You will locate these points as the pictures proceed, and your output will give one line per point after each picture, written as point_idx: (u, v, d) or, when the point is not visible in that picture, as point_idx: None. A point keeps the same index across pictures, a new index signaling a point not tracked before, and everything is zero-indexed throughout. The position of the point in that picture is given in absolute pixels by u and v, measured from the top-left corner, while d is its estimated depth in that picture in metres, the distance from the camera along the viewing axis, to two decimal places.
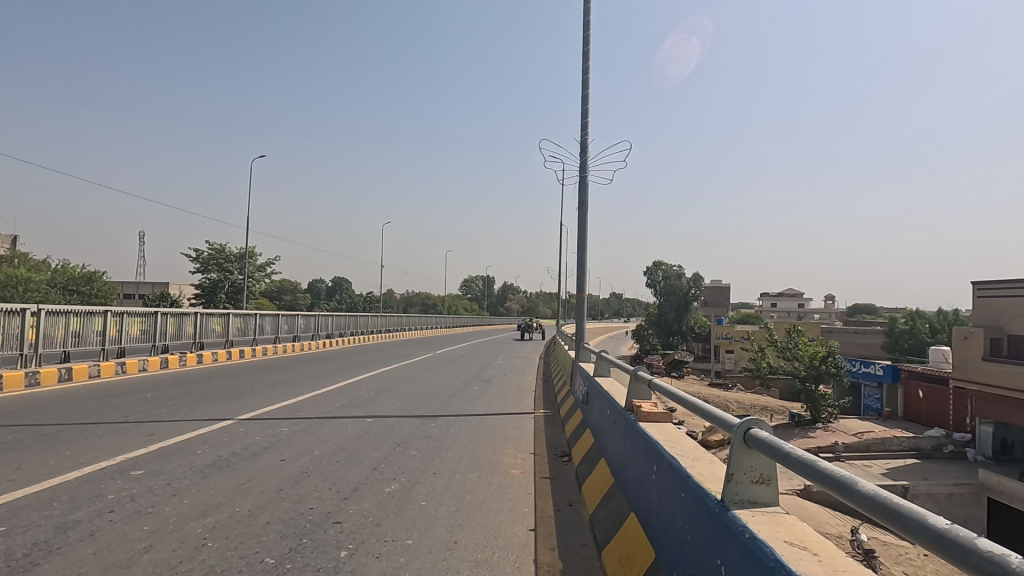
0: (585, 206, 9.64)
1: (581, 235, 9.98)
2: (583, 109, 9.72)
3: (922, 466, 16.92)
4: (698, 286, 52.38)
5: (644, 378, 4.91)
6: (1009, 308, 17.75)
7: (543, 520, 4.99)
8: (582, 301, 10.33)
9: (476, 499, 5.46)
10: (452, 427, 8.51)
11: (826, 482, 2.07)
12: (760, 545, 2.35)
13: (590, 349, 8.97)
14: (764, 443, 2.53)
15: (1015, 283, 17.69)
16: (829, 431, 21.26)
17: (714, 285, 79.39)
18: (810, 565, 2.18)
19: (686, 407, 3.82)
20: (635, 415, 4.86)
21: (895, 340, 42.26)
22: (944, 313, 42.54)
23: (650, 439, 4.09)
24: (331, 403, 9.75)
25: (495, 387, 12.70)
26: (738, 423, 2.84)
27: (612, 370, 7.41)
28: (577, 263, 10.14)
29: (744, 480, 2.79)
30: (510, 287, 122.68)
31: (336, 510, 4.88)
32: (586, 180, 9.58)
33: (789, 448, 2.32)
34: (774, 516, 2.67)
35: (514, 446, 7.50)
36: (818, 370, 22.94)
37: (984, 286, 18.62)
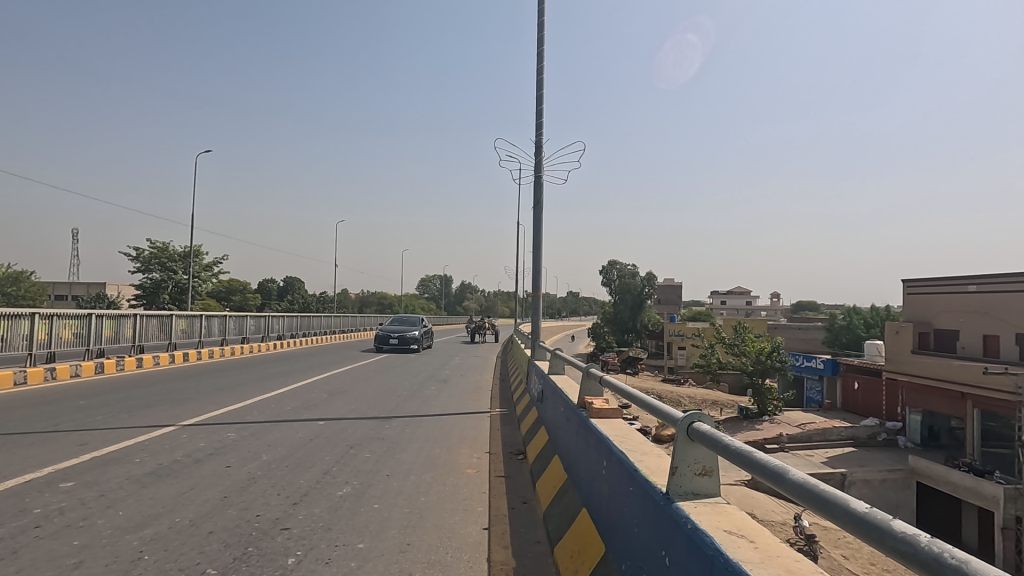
0: (541, 206, 9.67)
1: (536, 234, 10.01)
2: (538, 110, 9.76)
3: (860, 454, 17.83)
4: (652, 285, 53.58)
5: (596, 374, 4.99)
6: (935, 303, 19.02)
7: (497, 519, 4.99)
8: (539, 300, 10.39)
9: (431, 500, 5.40)
10: (407, 428, 8.40)
11: (761, 472, 2.16)
12: (700, 535, 2.43)
13: (546, 347, 9.04)
14: (706, 436, 2.64)
15: (940, 281, 18.97)
16: (774, 423, 22.19)
17: (666, 284, 81.12)
18: (746, 552, 2.26)
19: (637, 403, 3.91)
20: (587, 411, 4.93)
21: (835, 335, 44.60)
22: (878, 310, 44.97)
23: (601, 435, 4.16)
24: (281, 406, 9.48)
25: (451, 387, 12.59)
26: (682, 417, 2.95)
27: (567, 367, 7.50)
28: (533, 261, 10.18)
29: (687, 472, 2.87)
30: (469, 287, 122.00)
31: (285, 516, 4.75)
32: (542, 180, 9.61)
33: (728, 441, 2.41)
34: (716, 507, 2.76)
35: (470, 446, 7.47)
36: (764, 364, 23.92)
37: (913, 283, 19.88)
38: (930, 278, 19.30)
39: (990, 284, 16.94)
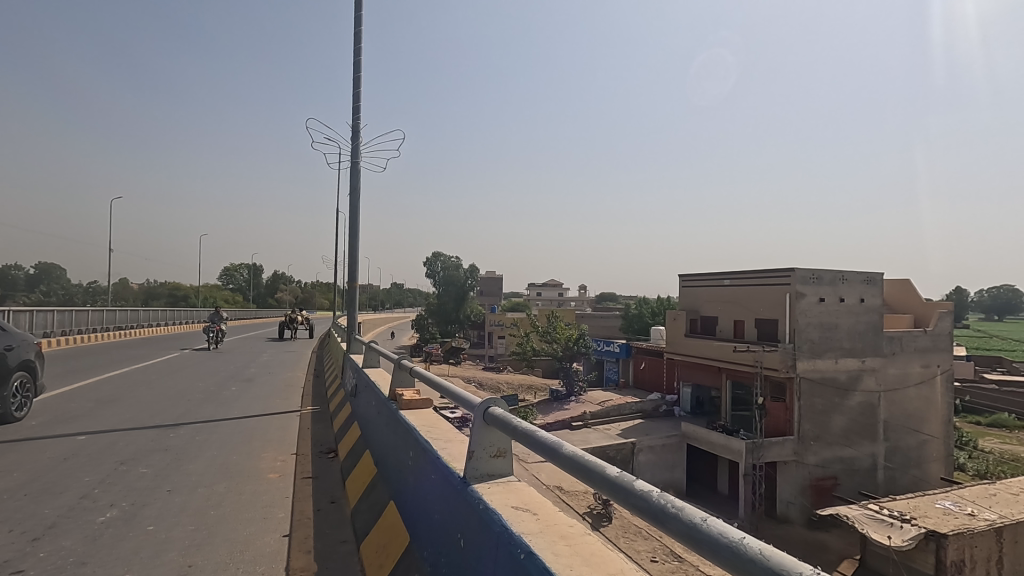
0: (357, 193, 9.29)
1: (352, 223, 9.59)
2: (354, 92, 9.32)
3: (646, 424, 20.65)
4: (474, 277, 55.22)
5: (406, 366, 4.99)
6: (701, 294, 22.77)
7: (301, 524, 4.70)
8: (356, 291, 10.00)
9: (224, 513, 4.87)
10: (198, 435, 7.44)
11: (542, 449, 2.39)
12: (489, 513, 2.57)
13: (361, 339, 8.76)
14: (500, 420, 2.81)
15: (703, 275, 22.75)
16: (579, 402, 24.53)
17: (488, 275, 83.90)
18: (528, 523, 2.46)
19: (444, 393, 3.99)
20: (398, 403, 4.89)
21: (629, 322, 50.93)
22: (662, 300, 52.57)
23: (408, 425, 4.17)
24: (24, 422, 7.68)
25: (256, 386, 11.49)
26: (479, 403, 3.09)
27: (381, 360, 7.37)
28: (348, 251, 9.75)
29: (483, 455, 3.03)
30: (283, 276, 112.22)
31: (19, 558, 3.86)
32: (359, 166, 9.23)
33: (517, 424, 2.62)
34: (507, 485, 2.95)
35: (274, 448, 6.91)
36: (571, 349, 26.28)
37: (687, 277, 23.55)
38: (697, 274, 23.05)
39: (737, 279, 20.77)
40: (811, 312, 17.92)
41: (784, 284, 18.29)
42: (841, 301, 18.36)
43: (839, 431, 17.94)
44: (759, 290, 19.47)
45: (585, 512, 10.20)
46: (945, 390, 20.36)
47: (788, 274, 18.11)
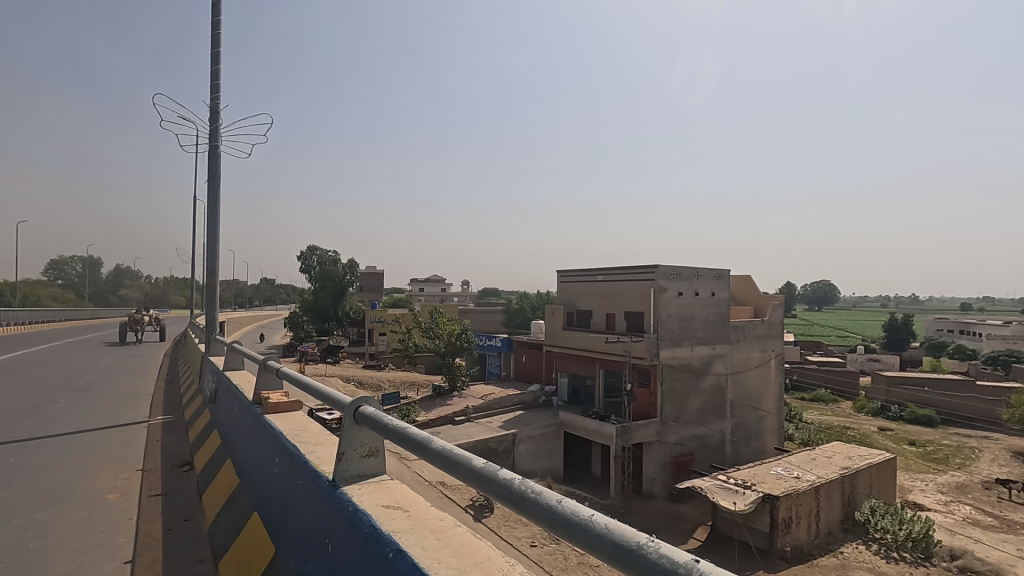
0: (217, 181, 8.50)
1: (211, 213, 8.76)
2: (212, 69, 8.49)
3: (527, 415, 21.33)
4: (353, 273, 52.72)
5: (272, 367, 4.69)
6: (576, 289, 23.99)
7: (147, 548, 4.21)
8: (216, 287, 9.14)
9: (48, 544, 4.21)
10: (13, 456, 6.33)
11: (411, 445, 2.39)
12: (359, 514, 2.51)
13: (222, 340, 8.06)
14: (371, 418, 2.76)
15: (578, 271, 23.96)
16: (462, 397, 24.64)
17: (369, 270, 80.80)
18: (399, 521, 2.44)
19: (314, 394, 3.82)
20: (262, 407, 4.58)
21: (511, 317, 52.05)
22: (541, 295, 54.60)
23: (274, 429, 3.93)
24: None
25: (92, 396, 10.04)
26: (349, 403, 3.01)
27: (246, 362, 6.85)
28: (207, 243, 8.89)
29: (353, 456, 2.95)
30: (128, 271, 98.77)
31: None
32: (219, 151, 8.43)
33: (388, 422, 2.59)
34: (379, 484, 2.91)
35: (114, 465, 6.11)
36: (454, 345, 26.28)
37: (564, 273, 24.66)
38: (573, 269, 24.22)
39: (608, 275, 22.16)
40: (671, 305, 19.67)
41: (649, 279, 19.87)
42: (696, 295, 20.37)
43: (695, 412, 19.96)
44: (628, 285, 20.95)
45: (467, 505, 10.37)
46: (778, 372, 23.50)
47: (653, 270, 19.71)
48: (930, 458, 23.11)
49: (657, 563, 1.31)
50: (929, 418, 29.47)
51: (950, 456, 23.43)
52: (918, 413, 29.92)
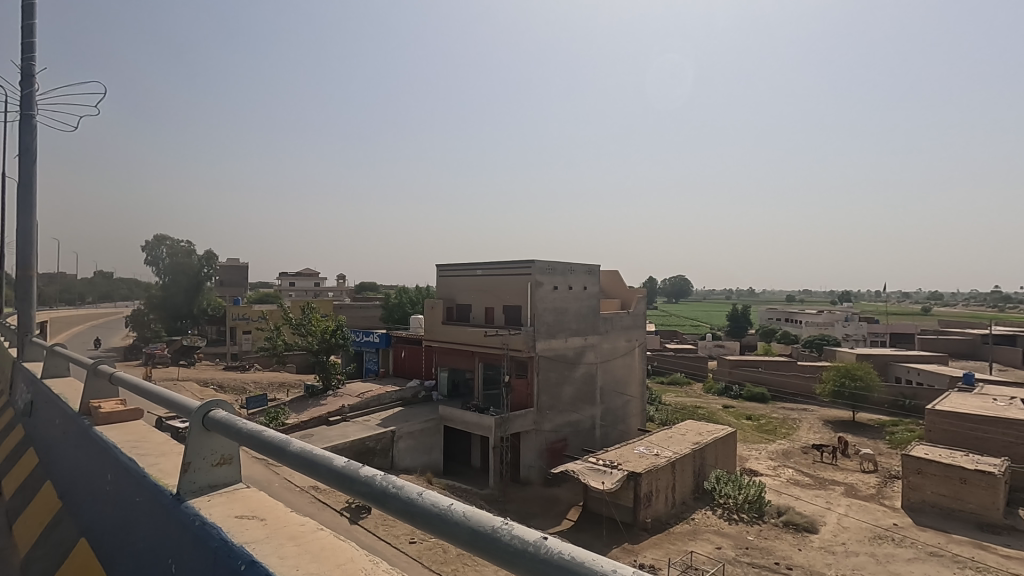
0: (30, 155, 7.23)
1: (24, 194, 7.46)
2: (22, 23, 7.20)
3: (406, 411, 20.99)
4: (211, 266, 47.77)
5: (105, 373, 4.12)
6: (456, 284, 23.99)
7: None
8: (33, 281, 7.82)
9: None
10: None
11: (267, 447, 2.27)
12: (207, 529, 2.30)
13: (40, 343, 6.91)
14: (222, 423, 2.55)
15: (458, 266, 23.95)
16: (337, 396, 23.55)
17: (230, 263, 73.51)
18: (253, 532, 2.28)
19: (157, 400, 3.44)
20: (93, 418, 4.02)
21: (389, 312, 50.66)
22: (421, 290, 53.92)
23: (107, 443, 3.47)
24: None
25: None
26: (198, 407, 2.75)
27: (73, 367, 5.94)
28: (19, 230, 7.56)
29: (203, 465, 2.71)
30: None
31: None
32: (33, 122, 7.19)
33: (242, 425, 2.44)
34: (233, 493, 2.70)
35: None
36: (328, 342, 24.99)
37: (443, 267, 24.55)
38: (452, 264, 24.15)
39: (487, 269, 22.44)
40: (547, 299, 20.48)
41: (526, 274, 20.49)
42: (570, 289, 21.42)
43: (568, 400, 21.04)
44: (506, 279, 21.43)
45: (342, 508, 10.01)
46: (641, 359, 25.55)
47: (530, 265, 20.34)
48: (763, 430, 26.63)
49: (510, 544, 1.37)
50: (762, 395, 33.90)
51: (778, 427, 27.20)
52: (754, 391, 34.33)
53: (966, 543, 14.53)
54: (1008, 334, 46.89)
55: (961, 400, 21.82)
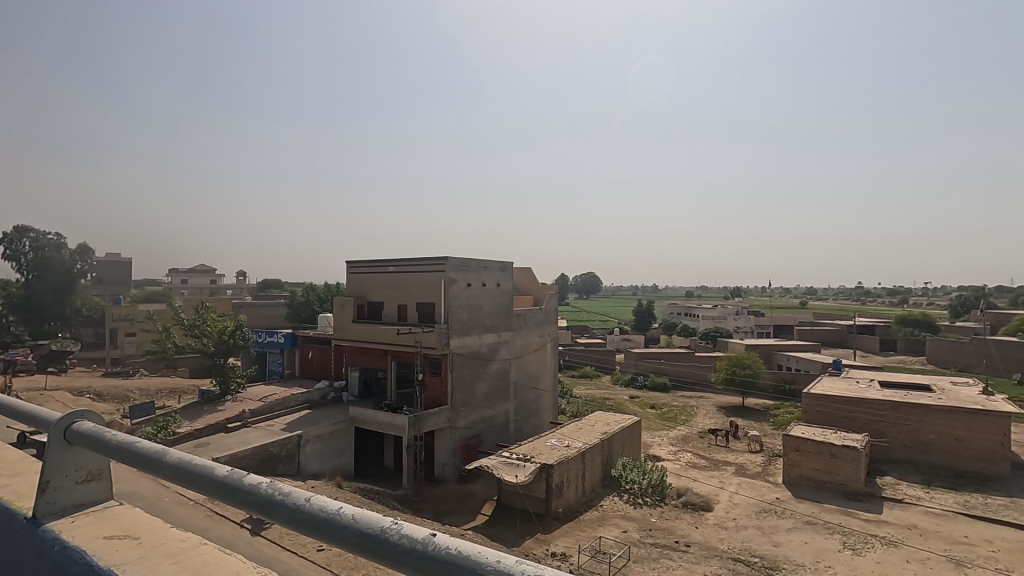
0: None
1: None
2: None
3: (315, 414, 20.11)
4: (85, 261, 43.06)
5: None
6: (367, 281, 23.29)
7: None
8: None
9: None
10: None
11: (140, 461, 2.10)
12: (69, 552, 2.07)
13: None
14: (87, 436, 2.33)
15: (369, 262, 23.24)
16: (237, 400, 22.05)
17: (109, 258, 66.31)
18: (124, 552, 2.10)
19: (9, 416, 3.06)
20: None
21: (295, 311, 48.17)
22: (330, 287, 51.78)
23: None
24: None
25: None
26: (58, 422, 2.49)
27: None
28: None
29: (66, 483, 2.45)
30: None
31: None
32: None
33: (111, 437, 2.24)
34: (102, 515, 2.48)
35: None
36: (226, 343, 23.34)
37: (353, 263, 23.72)
38: (363, 261, 23.41)
39: (400, 266, 21.99)
40: (460, 296, 20.45)
41: (440, 271, 20.32)
42: (484, 286, 21.54)
43: (482, 396, 21.17)
44: (419, 276, 21.13)
45: (242, 519, 9.49)
46: (553, 354, 26.25)
47: (443, 262, 20.20)
48: (665, 418, 28.34)
49: (397, 544, 1.37)
50: (664, 385, 36.07)
51: (678, 414, 29.06)
52: (657, 381, 36.44)
53: (835, 511, 16.36)
54: (868, 324, 53.29)
55: (831, 384, 24.48)
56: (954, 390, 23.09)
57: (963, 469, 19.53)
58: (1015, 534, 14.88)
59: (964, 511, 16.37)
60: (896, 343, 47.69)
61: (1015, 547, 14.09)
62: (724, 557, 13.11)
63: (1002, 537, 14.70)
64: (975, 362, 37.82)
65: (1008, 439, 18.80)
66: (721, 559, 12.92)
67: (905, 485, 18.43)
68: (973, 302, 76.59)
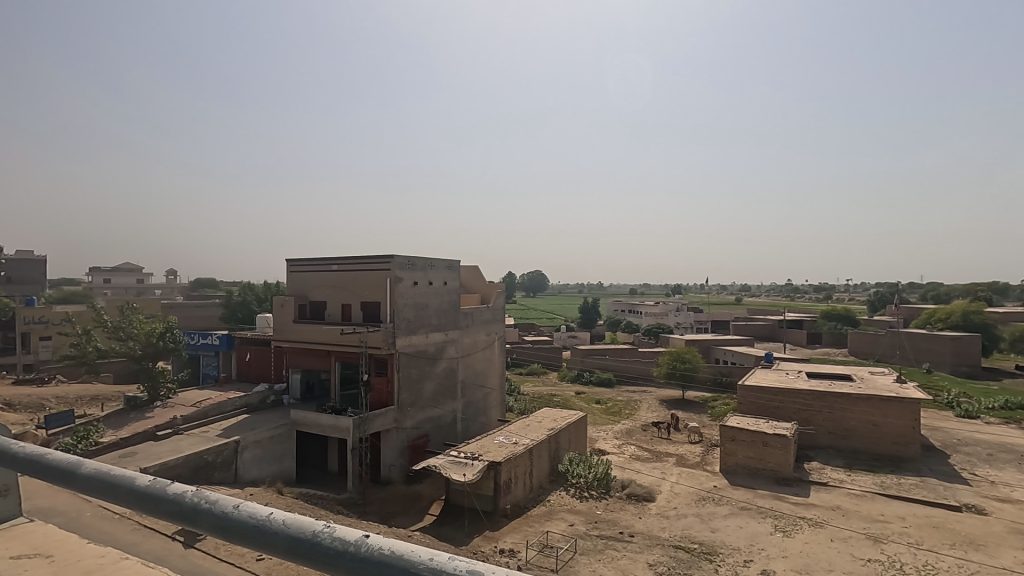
0: None
1: None
2: None
3: (253, 418, 19.32)
4: None
5: None
6: (309, 280, 22.57)
7: None
8: None
9: None
10: None
11: (50, 474, 1.97)
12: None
13: None
14: None
15: (310, 261, 22.51)
16: (168, 406, 20.84)
17: (19, 256, 60.84)
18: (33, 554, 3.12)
19: None
20: None
21: (232, 311, 45.99)
22: (269, 286, 49.78)
23: None
24: None
25: None
26: None
27: None
28: None
29: None
30: None
31: None
32: None
33: (17, 448, 2.09)
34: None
35: None
36: (155, 347, 22.04)
37: (295, 261, 22.92)
38: (305, 259, 22.64)
39: (344, 265, 21.43)
40: (407, 294, 20.18)
41: (385, 269, 19.97)
42: (430, 284, 21.33)
43: (429, 395, 20.99)
44: (363, 274, 20.69)
45: (173, 532, 9.03)
46: (501, 352, 26.35)
47: (388, 260, 19.85)
48: (610, 412, 29.04)
49: (331, 547, 1.35)
50: (609, 380, 36.93)
51: (622, 409, 29.84)
52: (602, 376, 37.26)
53: (767, 496, 17.28)
54: (796, 319, 56.52)
55: (764, 376, 25.81)
56: (872, 379, 24.87)
57: (880, 452, 21.09)
58: (925, 511, 16.21)
59: (881, 491, 17.69)
60: (821, 336, 50.79)
61: (924, 522, 15.36)
62: (666, 545, 13.59)
63: (914, 514, 15.98)
64: (890, 353, 40.85)
65: (918, 424, 20.45)
66: (662, 547, 13.40)
67: (829, 469, 19.71)
68: (888, 298, 82.70)
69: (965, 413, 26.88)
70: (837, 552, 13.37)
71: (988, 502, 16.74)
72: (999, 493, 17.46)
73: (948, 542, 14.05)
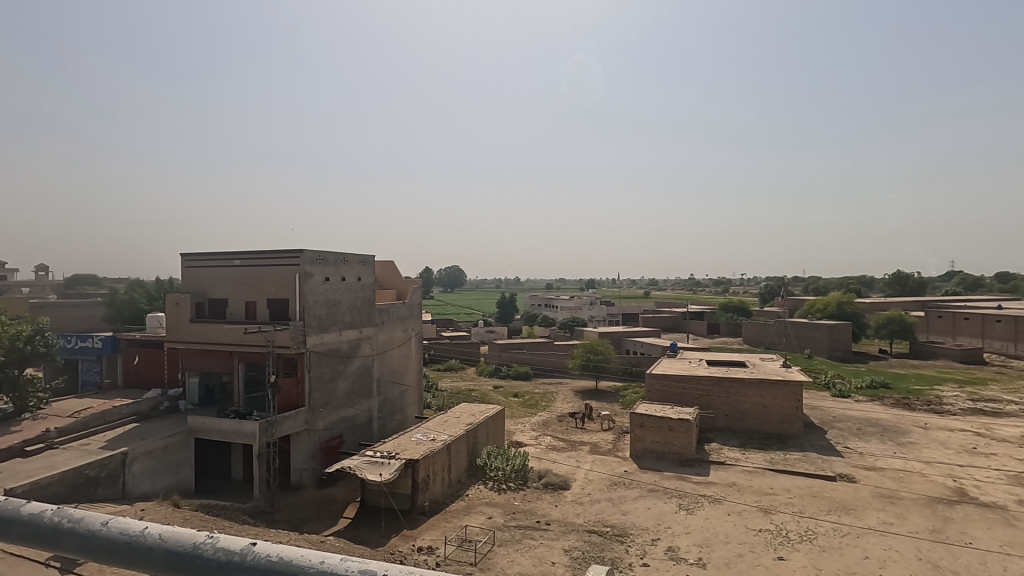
0: None
1: None
2: None
3: (144, 427, 17.70)
4: None
5: None
6: (207, 277, 20.99)
7: None
8: None
9: None
10: None
11: None
12: None
13: None
14: None
15: (208, 256, 20.91)
16: (38, 418, 18.59)
17: None
18: None
19: None
20: None
21: (117, 311, 41.68)
22: (161, 284, 45.70)
23: None
24: None
25: None
26: None
27: None
28: None
29: None
30: None
31: None
32: None
33: None
34: None
35: None
36: (22, 352, 19.56)
37: (191, 255, 21.21)
38: (202, 253, 20.99)
39: (247, 260, 20.13)
40: (317, 291, 19.32)
41: (293, 264, 19.00)
42: (343, 280, 20.57)
43: (342, 394, 20.27)
44: (269, 270, 19.56)
45: (45, 559, 8.08)
46: (417, 348, 25.99)
47: (297, 255, 18.88)
48: (527, 405, 29.59)
49: (212, 558, 1.28)
50: (526, 373, 37.73)
51: (539, 401, 30.51)
52: (519, 370, 37.94)
53: (672, 477, 18.41)
54: (698, 311, 60.49)
55: (668, 365, 27.40)
56: (762, 365, 27.19)
57: (769, 431, 23.11)
58: (805, 482, 18.01)
59: (770, 466, 19.43)
60: (720, 327, 54.74)
61: (805, 492, 17.05)
62: (580, 530, 14.10)
63: (796, 485, 17.70)
64: (778, 341, 44.85)
65: (800, 404, 22.66)
66: (577, 532, 13.88)
67: (726, 449, 21.34)
68: (776, 291, 90.59)
69: (839, 394, 30.09)
70: (732, 525, 14.53)
71: (857, 471, 18.88)
72: (865, 462, 19.76)
73: (824, 509, 15.72)
